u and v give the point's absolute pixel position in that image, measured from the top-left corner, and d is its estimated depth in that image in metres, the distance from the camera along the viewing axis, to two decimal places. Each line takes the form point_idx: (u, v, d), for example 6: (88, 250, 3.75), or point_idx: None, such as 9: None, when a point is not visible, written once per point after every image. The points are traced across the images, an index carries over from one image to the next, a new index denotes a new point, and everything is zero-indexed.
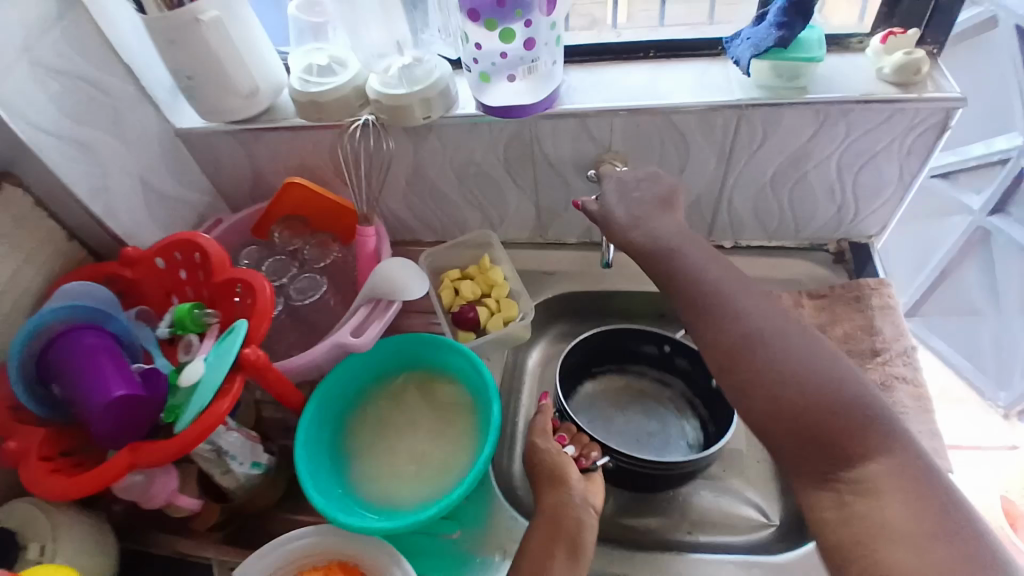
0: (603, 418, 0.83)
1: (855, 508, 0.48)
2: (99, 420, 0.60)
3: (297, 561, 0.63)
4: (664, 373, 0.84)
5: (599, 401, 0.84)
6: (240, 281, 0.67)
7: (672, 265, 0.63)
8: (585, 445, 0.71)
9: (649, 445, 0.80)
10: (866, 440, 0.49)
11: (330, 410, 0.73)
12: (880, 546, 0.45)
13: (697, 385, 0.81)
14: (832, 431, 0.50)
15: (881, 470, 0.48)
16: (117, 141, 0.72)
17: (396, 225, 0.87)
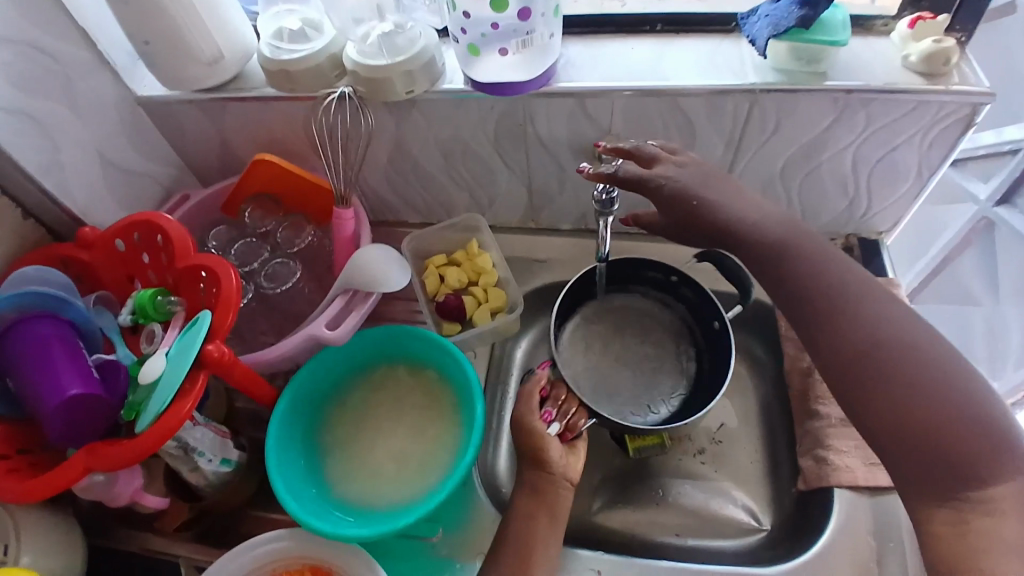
0: (600, 344, 0.77)
1: (975, 525, 0.47)
2: (53, 418, 0.56)
3: (267, 566, 0.60)
4: (667, 297, 0.78)
5: (594, 323, 0.78)
6: (203, 267, 0.61)
7: None
8: (569, 416, 0.66)
9: (644, 372, 0.76)
10: (991, 460, 0.48)
11: (303, 405, 0.69)
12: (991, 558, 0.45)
13: (700, 320, 0.76)
14: (950, 444, 0.49)
15: (1007, 491, 0.47)
16: (69, 111, 0.65)
17: (378, 204, 0.82)
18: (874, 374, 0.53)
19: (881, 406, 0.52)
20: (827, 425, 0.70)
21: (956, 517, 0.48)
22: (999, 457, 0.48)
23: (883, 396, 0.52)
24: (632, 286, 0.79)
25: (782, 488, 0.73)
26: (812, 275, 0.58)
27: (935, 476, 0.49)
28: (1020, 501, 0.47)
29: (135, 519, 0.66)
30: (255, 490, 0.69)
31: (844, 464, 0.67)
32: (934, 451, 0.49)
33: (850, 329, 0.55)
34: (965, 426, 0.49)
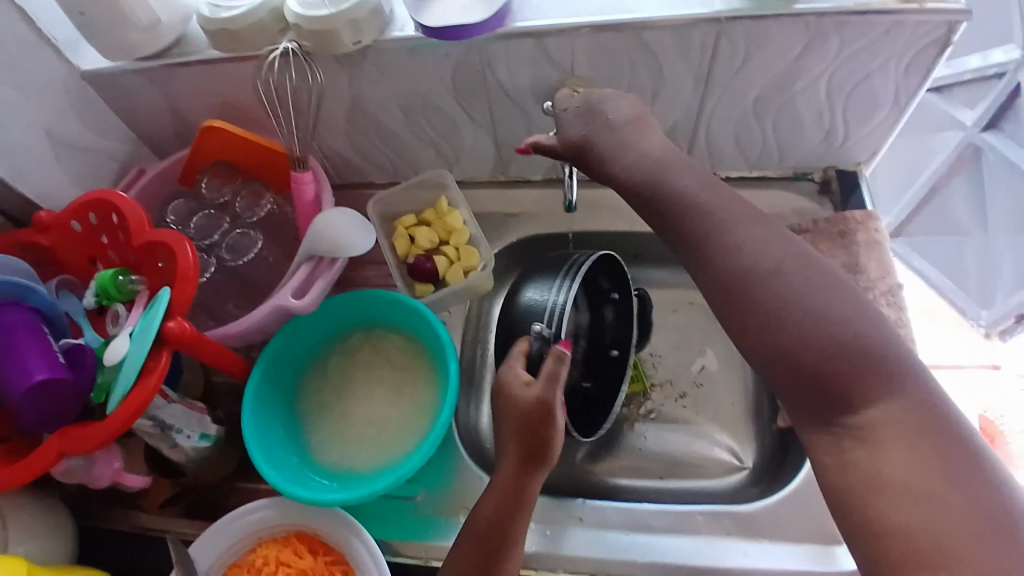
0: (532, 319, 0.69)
1: (858, 456, 0.42)
2: (24, 406, 0.55)
3: (253, 534, 0.60)
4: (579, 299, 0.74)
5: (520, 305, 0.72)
6: (160, 243, 0.59)
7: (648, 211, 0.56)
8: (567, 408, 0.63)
9: None
10: (869, 384, 0.44)
11: (279, 375, 0.68)
12: (871, 496, 0.41)
13: (592, 341, 0.74)
14: (832, 373, 0.45)
15: (881, 416, 0.43)
16: (10, 89, 0.62)
17: (342, 166, 0.79)
18: (751, 293, 0.50)
19: (773, 332, 0.48)
20: None
21: (837, 444, 0.44)
22: (884, 377, 0.44)
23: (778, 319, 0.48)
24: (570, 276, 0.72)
25: (764, 427, 0.73)
26: (749, 207, 0.55)
27: (817, 401, 0.46)
28: (903, 425, 0.42)
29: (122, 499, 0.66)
30: (239, 463, 0.68)
31: None
32: (823, 376, 0.45)
33: (741, 263, 0.51)
34: (856, 347, 0.45)
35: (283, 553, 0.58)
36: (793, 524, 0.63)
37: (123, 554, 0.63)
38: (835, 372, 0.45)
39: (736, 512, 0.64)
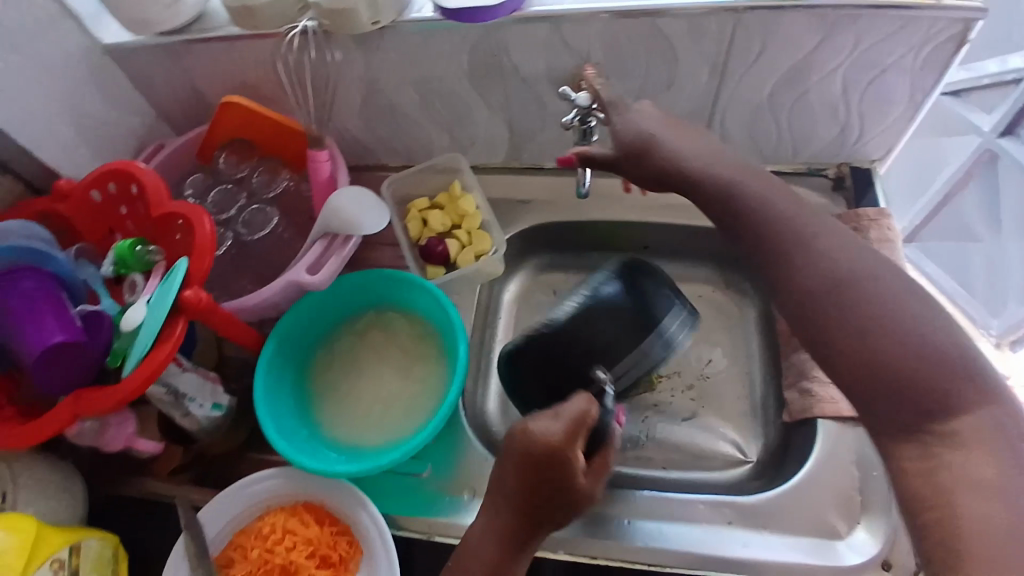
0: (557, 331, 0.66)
1: (945, 459, 0.43)
2: (34, 368, 0.56)
3: (261, 503, 0.61)
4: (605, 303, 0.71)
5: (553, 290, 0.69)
6: (178, 215, 0.61)
7: None
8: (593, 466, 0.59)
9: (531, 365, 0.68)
10: (951, 392, 0.44)
11: (290, 350, 0.69)
12: (960, 497, 0.41)
13: None
14: (919, 380, 0.45)
15: (974, 423, 0.43)
16: (33, 60, 0.63)
17: (357, 148, 0.80)
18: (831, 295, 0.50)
19: (834, 325, 0.49)
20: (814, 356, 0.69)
21: (923, 451, 0.44)
22: (973, 381, 0.45)
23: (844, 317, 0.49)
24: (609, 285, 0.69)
25: (770, 422, 0.73)
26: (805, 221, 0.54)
27: (888, 403, 0.46)
28: (992, 435, 0.43)
29: (132, 466, 0.67)
30: (248, 436, 0.69)
31: (829, 396, 0.66)
32: (901, 382, 0.45)
33: (806, 262, 0.52)
34: (947, 355, 0.45)
35: (290, 522, 0.59)
36: (794, 517, 0.63)
37: (131, 519, 0.64)
38: (907, 368, 0.46)
39: (736, 502, 0.64)
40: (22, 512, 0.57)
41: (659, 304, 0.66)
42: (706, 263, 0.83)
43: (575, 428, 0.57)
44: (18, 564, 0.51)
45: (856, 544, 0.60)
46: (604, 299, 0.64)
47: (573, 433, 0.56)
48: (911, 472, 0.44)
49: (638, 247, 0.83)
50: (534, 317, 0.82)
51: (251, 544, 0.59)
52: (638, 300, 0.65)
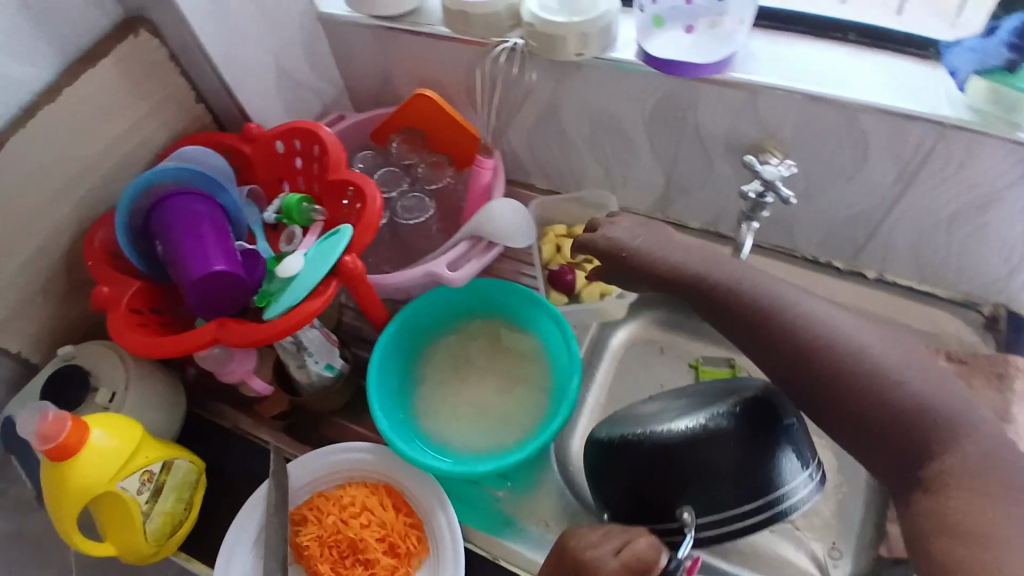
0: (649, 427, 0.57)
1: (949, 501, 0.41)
2: (191, 289, 0.58)
3: (346, 472, 0.63)
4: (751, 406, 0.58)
5: (678, 400, 0.60)
6: (351, 184, 0.64)
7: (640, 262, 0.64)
8: None
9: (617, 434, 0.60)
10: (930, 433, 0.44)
11: (408, 334, 0.71)
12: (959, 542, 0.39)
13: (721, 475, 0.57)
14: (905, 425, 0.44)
15: (957, 464, 0.42)
16: (261, 13, 0.69)
17: (511, 162, 0.82)
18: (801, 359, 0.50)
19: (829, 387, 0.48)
20: None
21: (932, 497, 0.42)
22: (932, 430, 0.44)
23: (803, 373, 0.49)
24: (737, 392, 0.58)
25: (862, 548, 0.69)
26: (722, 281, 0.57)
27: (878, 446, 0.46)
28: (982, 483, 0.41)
29: (235, 399, 0.70)
30: (345, 403, 0.71)
31: None
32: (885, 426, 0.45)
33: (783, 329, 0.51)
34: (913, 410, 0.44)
35: (368, 500, 0.60)
36: None
37: (217, 448, 0.66)
38: (859, 408, 0.46)
39: None
40: (124, 414, 0.60)
41: (786, 462, 0.54)
42: None
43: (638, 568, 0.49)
44: (105, 469, 0.52)
45: None
46: (734, 432, 0.53)
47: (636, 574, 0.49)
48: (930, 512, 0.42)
49: None
50: (637, 368, 0.81)
51: (327, 509, 0.60)
52: (765, 448, 0.53)
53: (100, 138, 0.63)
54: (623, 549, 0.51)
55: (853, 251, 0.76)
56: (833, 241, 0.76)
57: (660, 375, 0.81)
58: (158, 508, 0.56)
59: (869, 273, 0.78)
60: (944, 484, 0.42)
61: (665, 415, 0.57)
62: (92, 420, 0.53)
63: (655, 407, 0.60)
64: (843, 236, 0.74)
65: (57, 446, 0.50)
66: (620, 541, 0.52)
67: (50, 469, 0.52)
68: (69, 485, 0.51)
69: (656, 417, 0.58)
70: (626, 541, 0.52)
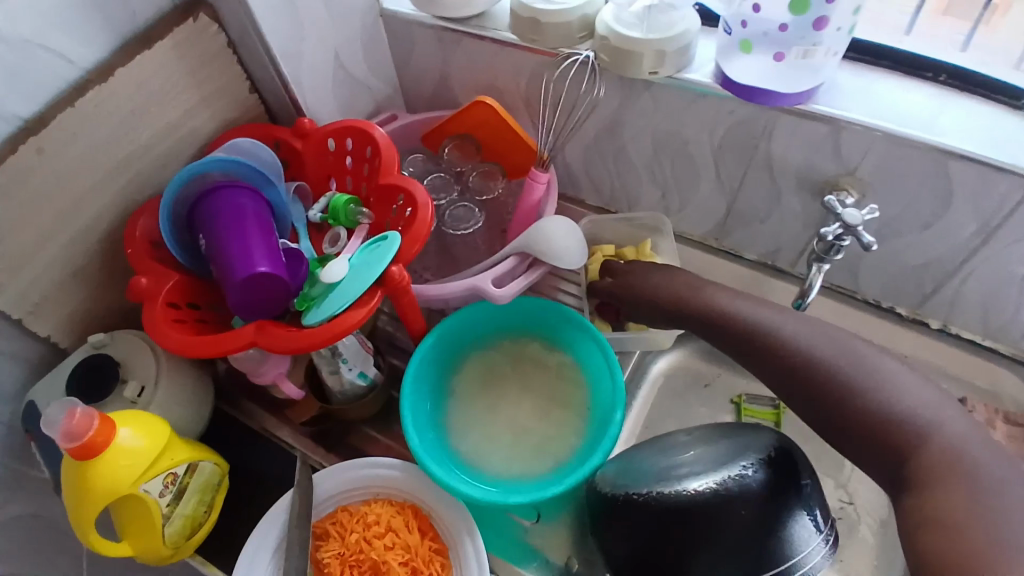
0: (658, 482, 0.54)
1: (932, 498, 0.47)
2: (233, 289, 0.55)
3: (372, 489, 0.60)
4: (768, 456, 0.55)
5: (694, 450, 0.57)
6: (402, 190, 0.62)
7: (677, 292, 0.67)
8: None
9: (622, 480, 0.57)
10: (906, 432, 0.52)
11: (445, 348, 0.68)
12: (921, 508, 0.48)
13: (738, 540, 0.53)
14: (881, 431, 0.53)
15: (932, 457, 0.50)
16: (326, 5, 0.67)
17: (564, 176, 0.80)
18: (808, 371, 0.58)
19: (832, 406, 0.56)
20: None
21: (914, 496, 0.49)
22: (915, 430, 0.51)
23: (817, 392, 0.57)
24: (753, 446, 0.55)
25: None
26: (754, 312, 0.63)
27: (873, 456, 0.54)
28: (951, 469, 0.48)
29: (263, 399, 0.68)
30: (374, 413, 0.68)
31: None
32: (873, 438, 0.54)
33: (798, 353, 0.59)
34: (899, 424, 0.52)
35: (394, 521, 0.58)
36: None
37: (242, 448, 0.64)
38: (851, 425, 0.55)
39: None
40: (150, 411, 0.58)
41: (800, 529, 0.50)
42: None
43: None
44: (131, 472, 0.50)
45: None
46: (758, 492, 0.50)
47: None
48: (914, 510, 0.48)
49: None
50: (675, 399, 0.78)
51: (351, 526, 0.57)
52: (781, 512, 0.50)
53: (153, 124, 0.62)
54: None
55: (917, 301, 0.72)
56: (898, 288, 0.72)
57: (698, 409, 0.77)
58: (178, 512, 0.55)
59: (933, 322, 0.73)
60: (925, 485, 0.49)
61: (680, 469, 0.55)
62: (120, 419, 0.51)
63: (670, 456, 0.56)
64: (910, 283, 0.70)
65: (82, 445, 0.48)
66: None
67: (73, 467, 0.50)
68: (92, 485, 0.49)
69: (671, 470, 0.55)
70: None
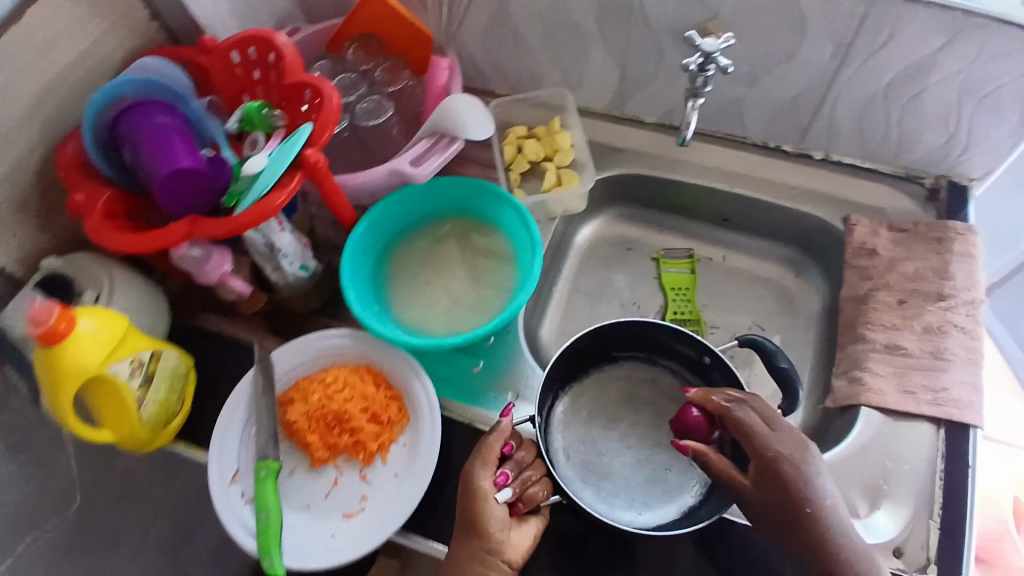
0: (605, 419, 0.74)
1: None
2: (163, 186, 0.60)
3: (329, 357, 0.66)
4: (697, 379, 0.72)
5: (634, 419, 0.73)
6: (309, 85, 0.66)
7: (781, 462, 0.52)
8: (527, 487, 0.58)
9: (614, 477, 0.69)
10: None
11: (378, 236, 0.73)
12: None
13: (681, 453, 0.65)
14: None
15: None
16: None
17: (468, 67, 0.84)
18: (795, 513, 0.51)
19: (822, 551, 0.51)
20: (871, 349, 0.72)
21: None
22: None
23: (793, 517, 0.52)
24: (661, 358, 0.74)
25: (813, 406, 0.77)
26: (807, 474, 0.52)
27: None
28: None
29: (216, 309, 0.72)
30: (322, 305, 0.74)
31: (877, 386, 0.69)
32: None
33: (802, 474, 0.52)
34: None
35: (350, 377, 0.63)
36: None
37: (209, 352, 0.69)
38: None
39: None
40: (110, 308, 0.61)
41: (602, 341, 0.72)
42: (789, 245, 0.85)
43: (494, 549, 0.55)
44: (97, 355, 0.55)
45: (875, 527, 0.62)
46: (595, 349, 0.73)
47: (479, 532, 0.55)
48: None
49: (718, 219, 0.86)
50: (613, 266, 0.87)
51: (312, 388, 0.63)
52: (600, 353, 0.74)
53: (65, 55, 0.63)
54: (509, 535, 0.57)
55: (801, 135, 0.80)
56: (780, 125, 0.79)
57: (629, 271, 0.87)
58: (151, 396, 0.60)
59: (816, 154, 0.81)
60: None
61: (616, 433, 0.72)
62: (79, 311, 0.55)
63: (626, 432, 0.72)
64: (790, 120, 0.78)
65: (47, 331, 0.53)
66: (512, 517, 0.58)
67: (43, 357, 0.54)
68: (64, 370, 0.54)
69: (608, 432, 0.72)
70: (518, 514, 0.58)
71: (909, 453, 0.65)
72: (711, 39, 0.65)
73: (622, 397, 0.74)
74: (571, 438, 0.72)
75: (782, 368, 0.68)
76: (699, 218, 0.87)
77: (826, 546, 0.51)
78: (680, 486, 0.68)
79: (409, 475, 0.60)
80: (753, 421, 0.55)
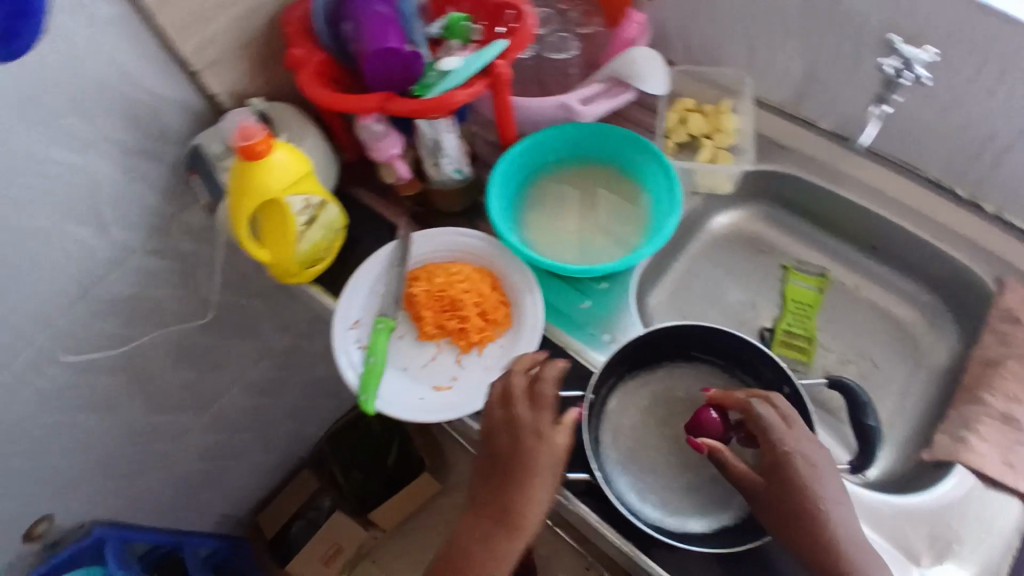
0: (662, 415, 0.69)
1: None
2: (370, 61, 0.67)
3: (457, 253, 0.72)
4: None
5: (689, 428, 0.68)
6: (512, 7, 0.74)
7: (793, 458, 0.54)
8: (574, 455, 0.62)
9: (654, 474, 0.66)
10: None
11: (526, 164, 0.77)
12: None
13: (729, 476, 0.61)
14: None
15: None
16: None
17: (658, 31, 0.86)
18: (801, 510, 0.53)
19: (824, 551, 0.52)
20: (985, 413, 0.68)
21: None
22: None
23: (800, 513, 0.53)
24: (739, 372, 0.69)
25: (903, 455, 0.74)
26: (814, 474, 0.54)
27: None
28: None
29: (372, 185, 0.80)
30: (463, 210, 0.80)
31: (979, 450, 0.65)
32: None
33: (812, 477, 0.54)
34: None
35: (469, 273, 0.69)
36: (895, 519, 0.63)
37: (356, 220, 0.78)
38: None
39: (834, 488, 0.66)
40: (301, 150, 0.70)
41: (681, 335, 0.68)
42: (929, 291, 0.82)
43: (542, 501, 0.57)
44: (284, 183, 0.64)
45: None
46: (670, 341, 0.69)
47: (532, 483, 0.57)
48: None
49: (863, 245, 0.84)
50: (735, 257, 0.87)
51: (436, 273, 0.69)
52: (675, 347, 0.70)
53: None
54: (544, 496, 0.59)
55: (978, 180, 0.76)
56: (960, 162, 0.76)
57: (754, 270, 0.87)
58: (310, 236, 0.69)
59: (989, 207, 0.77)
60: None
61: (670, 434, 0.68)
62: (278, 143, 0.64)
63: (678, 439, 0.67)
64: (970, 160, 0.75)
65: (251, 150, 0.61)
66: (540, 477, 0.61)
67: (240, 170, 0.63)
68: (254, 186, 0.62)
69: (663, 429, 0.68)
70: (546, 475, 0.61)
71: (992, 522, 0.62)
72: (917, 50, 0.65)
73: (686, 400, 0.70)
74: (625, 421, 0.68)
75: (867, 424, 0.65)
76: (843, 236, 0.85)
77: (859, 558, 0.52)
78: (725, 501, 0.63)
79: (499, 371, 0.66)
80: (770, 417, 0.56)
